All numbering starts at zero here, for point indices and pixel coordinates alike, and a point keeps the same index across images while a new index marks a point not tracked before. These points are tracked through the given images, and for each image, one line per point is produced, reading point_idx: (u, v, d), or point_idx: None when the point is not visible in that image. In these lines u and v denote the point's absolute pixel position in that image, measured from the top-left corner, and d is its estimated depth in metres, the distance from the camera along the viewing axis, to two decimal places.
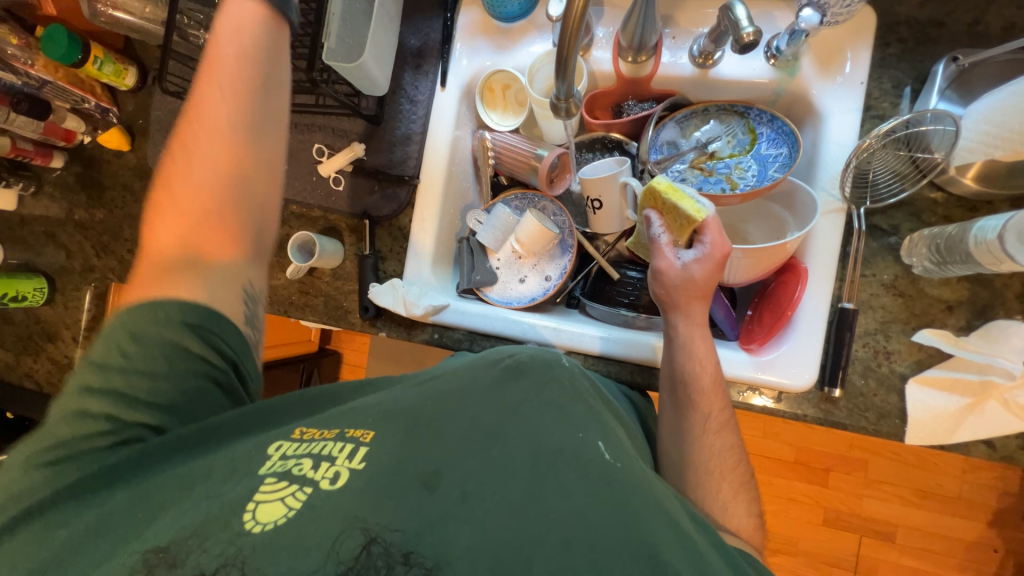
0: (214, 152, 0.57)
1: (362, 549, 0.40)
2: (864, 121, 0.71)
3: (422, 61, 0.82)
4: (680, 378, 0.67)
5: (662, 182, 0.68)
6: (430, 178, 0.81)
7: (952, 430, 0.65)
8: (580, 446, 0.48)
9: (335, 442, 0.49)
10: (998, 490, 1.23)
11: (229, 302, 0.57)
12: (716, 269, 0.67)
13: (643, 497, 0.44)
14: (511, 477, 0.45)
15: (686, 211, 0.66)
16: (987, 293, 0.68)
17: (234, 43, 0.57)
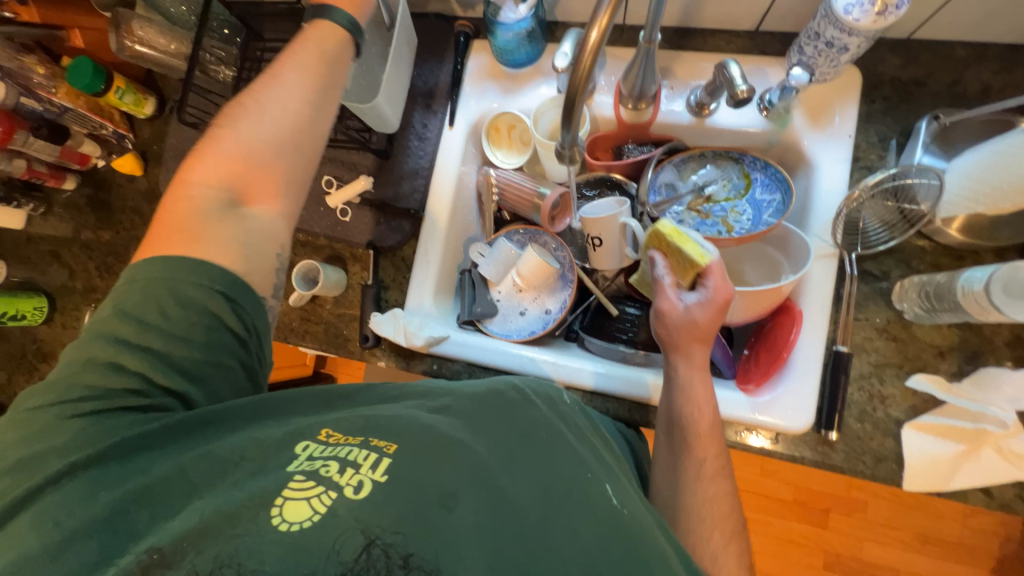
0: (283, 115, 0.58)
1: (362, 551, 0.38)
2: (853, 172, 0.71)
3: (432, 100, 0.85)
4: (678, 424, 0.62)
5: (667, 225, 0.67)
6: (437, 210, 0.83)
7: (949, 477, 0.61)
8: (585, 482, 0.45)
9: (360, 449, 0.44)
10: (999, 536, 1.31)
11: (260, 274, 0.58)
12: (717, 317, 0.63)
13: (655, 547, 0.41)
14: (525, 512, 0.42)
15: (689, 254, 0.64)
16: (978, 340, 0.64)
17: (327, 26, 0.62)
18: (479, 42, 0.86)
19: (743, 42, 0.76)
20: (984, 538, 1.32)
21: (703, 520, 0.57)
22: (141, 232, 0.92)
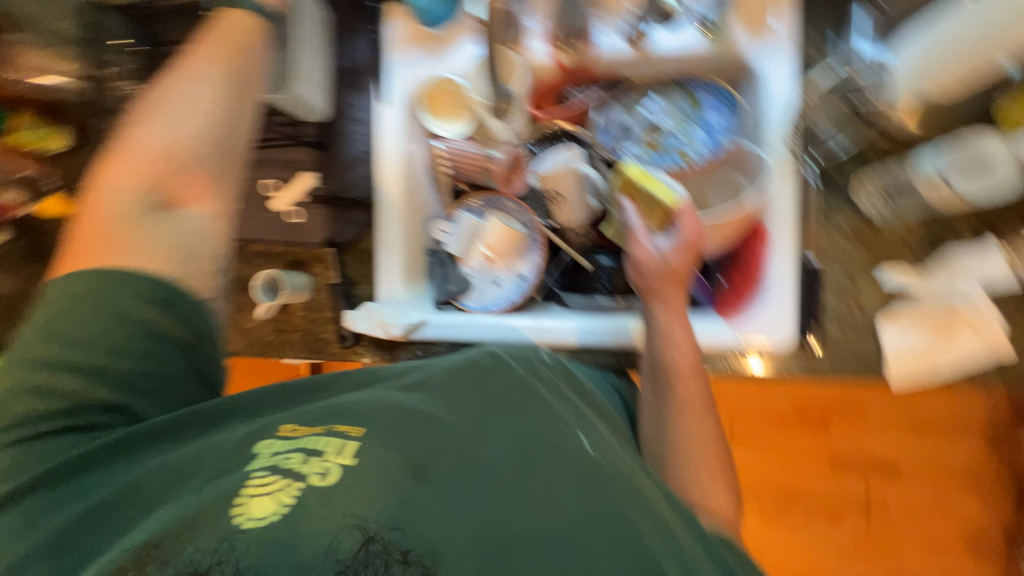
0: (197, 112, 0.57)
1: (361, 548, 0.37)
2: (801, 77, 0.69)
3: (358, 79, 0.81)
4: (661, 370, 0.63)
5: (634, 167, 0.67)
6: (389, 192, 0.80)
7: (926, 362, 0.63)
8: (562, 438, 0.46)
9: (324, 436, 0.45)
10: (986, 407, 1.38)
11: (200, 280, 0.55)
12: (690, 258, 0.64)
13: (627, 488, 0.44)
14: (499, 475, 0.43)
15: (659, 195, 0.64)
16: (937, 225, 0.65)
17: (236, 25, 0.62)
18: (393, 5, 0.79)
19: None
20: (972, 411, 1.39)
21: (693, 450, 0.63)
22: None
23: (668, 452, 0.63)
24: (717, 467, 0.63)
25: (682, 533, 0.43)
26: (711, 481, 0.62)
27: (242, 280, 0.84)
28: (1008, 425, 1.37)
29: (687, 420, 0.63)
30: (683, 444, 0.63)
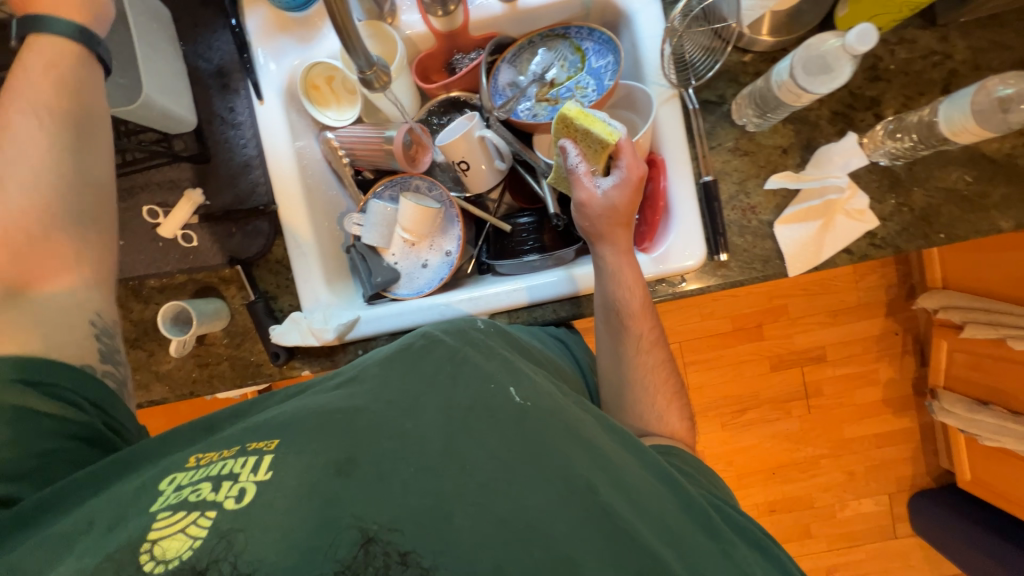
0: (30, 182, 0.53)
1: (361, 549, 0.36)
2: (665, 8, 0.72)
3: (226, 79, 0.74)
4: (622, 312, 0.65)
5: (570, 106, 0.61)
6: (286, 197, 0.75)
7: (819, 252, 0.70)
8: (489, 394, 0.47)
9: (236, 459, 0.42)
10: (885, 286, 1.58)
11: (75, 344, 0.53)
12: (636, 196, 0.63)
13: (555, 425, 0.45)
14: (427, 444, 0.42)
15: (601, 135, 0.60)
16: (809, 128, 0.71)
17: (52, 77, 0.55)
18: None
19: None
20: (875, 292, 1.58)
21: (645, 381, 0.66)
22: None
23: (624, 385, 0.67)
24: (670, 393, 0.67)
25: (611, 453, 0.47)
26: (664, 405, 0.66)
27: (147, 321, 0.77)
28: (902, 298, 1.58)
29: (644, 355, 0.67)
30: (636, 373, 0.67)
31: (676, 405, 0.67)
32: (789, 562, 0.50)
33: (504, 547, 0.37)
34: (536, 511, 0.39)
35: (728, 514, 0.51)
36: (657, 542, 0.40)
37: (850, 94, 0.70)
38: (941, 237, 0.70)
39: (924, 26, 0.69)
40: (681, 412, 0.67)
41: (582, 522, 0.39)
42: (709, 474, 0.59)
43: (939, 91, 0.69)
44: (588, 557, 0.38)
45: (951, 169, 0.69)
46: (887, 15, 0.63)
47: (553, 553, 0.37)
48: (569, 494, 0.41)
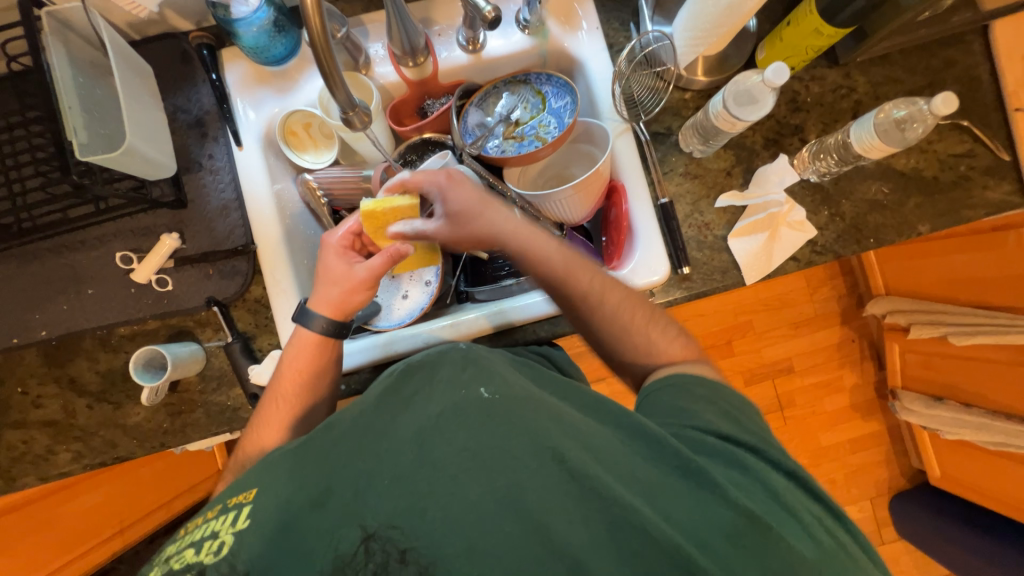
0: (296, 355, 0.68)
1: (361, 544, 0.42)
2: (612, 56, 0.81)
3: (204, 128, 0.77)
4: (560, 280, 0.64)
5: (365, 203, 0.69)
6: (265, 236, 0.76)
7: (770, 261, 0.77)
8: (458, 397, 0.47)
9: (218, 517, 0.48)
10: (837, 297, 1.70)
11: None
12: (473, 189, 0.66)
13: (521, 406, 0.46)
14: (399, 457, 0.45)
15: (404, 202, 0.69)
16: (746, 153, 0.80)
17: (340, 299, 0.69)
18: (227, 51, 0.77)
19: None
20: (829, 302, 1.69)
21: (619, 322, 0.63)
22: None
23: (606, 334, 0.64)
24: None
25: (580, 421, 0.48)
26: (646, 332, 0.63)
27: (116, 371, 0.75)
28: (853, 307, 1.70)
29: (602, 305, 0.63)
30: (605, 318, 0.63)
31: (665, 327, 0.64)
32: (779, 480, 0.48)
33: (479, 529, 0.41)
34: (506, 489, 0.42)
35: (715, 445, 0.50)
36: (629, 494, 0.42)
37: (778, 123, 0.80)
38: (871, 242, 0.79)
39: (830, 65, 0.81)
40: (666, 333, 0.63)
41: (558, 491, 0.42)
42: (724, 392, 0.56)
43: (850, 117, 0.80)
44: (558, 522, 0.41)
45: (870, 182, 0.79)
46: (798, 56, 0.74)
47: (527, 524, 0.41)
48: (539, 467, 0.43)
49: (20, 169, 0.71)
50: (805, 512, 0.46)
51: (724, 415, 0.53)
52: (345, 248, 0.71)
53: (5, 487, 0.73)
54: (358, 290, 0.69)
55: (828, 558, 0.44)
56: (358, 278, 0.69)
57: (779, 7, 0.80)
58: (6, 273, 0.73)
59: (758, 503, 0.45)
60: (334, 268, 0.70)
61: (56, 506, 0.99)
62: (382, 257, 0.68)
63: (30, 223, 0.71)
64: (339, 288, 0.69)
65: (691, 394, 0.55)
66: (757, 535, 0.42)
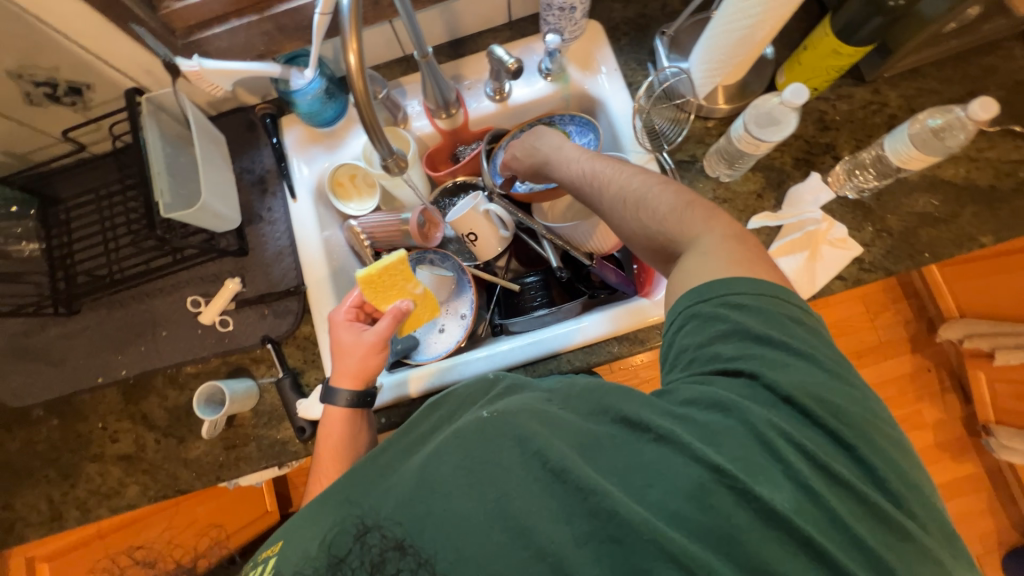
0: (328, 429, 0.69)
1: (359, 540, 0.42)
2: (632, 93, 0.85)
3: (265, 185, 0.86)
4: (580, 181, 0.63)
5: (361, 273, 0.70)
6: (314, 279, 0.83)
7: (812, 281, 0.74)
8: (462, 422, 0.44)
9: (253, 568, 0.47)
10: (902, 322, 1.56)
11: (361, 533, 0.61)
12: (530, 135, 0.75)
13: (513, 413, 0.43)
14: (403, 485, 0.42)
15: (395, 260, 0.71)
16: (776, 173, 0.79)
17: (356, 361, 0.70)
18: (286, 118, 0.89)
19: (504, 33, 0.89)
20: (894, 328, 1.56)
21: (627, 198, 0.56)
22: (24, 447, 0.82)
23: (621, 223, 0.57)
24: None
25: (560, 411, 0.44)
26: (653, 203, 0.54)
27: (182, 407, 0.81)
28: (923, 333, 1.56)
29: (614, 185, 0.59)
30: (619, 203, 0.57)
31: (677, 192, 0.55)
32: (790, 427, 0.40)
33: (469, 541, 0.38)
34: (495, 500, 0.39)
35: (710, 392, 0.42)
36: (596, 476, 0.39)
37: (807, 142, 0.80)
38: (926, 256, 0.74)
39: (856, 83, 0.81)
40: (689, 211, 0.52)
41: (540, 496, 0.39)
42: (753, 321, 0.44)
43: (885, 131, 0.79)
44: (541, 524, 0.38)
45: (917, 195, 0.76)
46: (820, 77, 0.74)
47: (509, 529, 0.38)
48: (522, 471, 0.40)
49: (115, 229, 0.84)
50: (808, 458, 0.39)
51: (744, 338, 0.44)
52: (350, 319, 0.73)
53: (82, 518, 0.79)
54: (373, 354, 0.70)
55: (828, 516, 0.37)
56: (371, 343, 0.70)
57: (797, 33, 0.82)
58: (98, 319, 0.83)
59: (730, 451, 0.38)
60: (345, 341, 0.71)
61: (123, 541, 1.07)
62: (389, 318, 0.71)
63: (120, 275, 0.82)
64: (356, 356, 0.70)
65: (698, 328, 0.46)
66: (730, 494, 0.37)
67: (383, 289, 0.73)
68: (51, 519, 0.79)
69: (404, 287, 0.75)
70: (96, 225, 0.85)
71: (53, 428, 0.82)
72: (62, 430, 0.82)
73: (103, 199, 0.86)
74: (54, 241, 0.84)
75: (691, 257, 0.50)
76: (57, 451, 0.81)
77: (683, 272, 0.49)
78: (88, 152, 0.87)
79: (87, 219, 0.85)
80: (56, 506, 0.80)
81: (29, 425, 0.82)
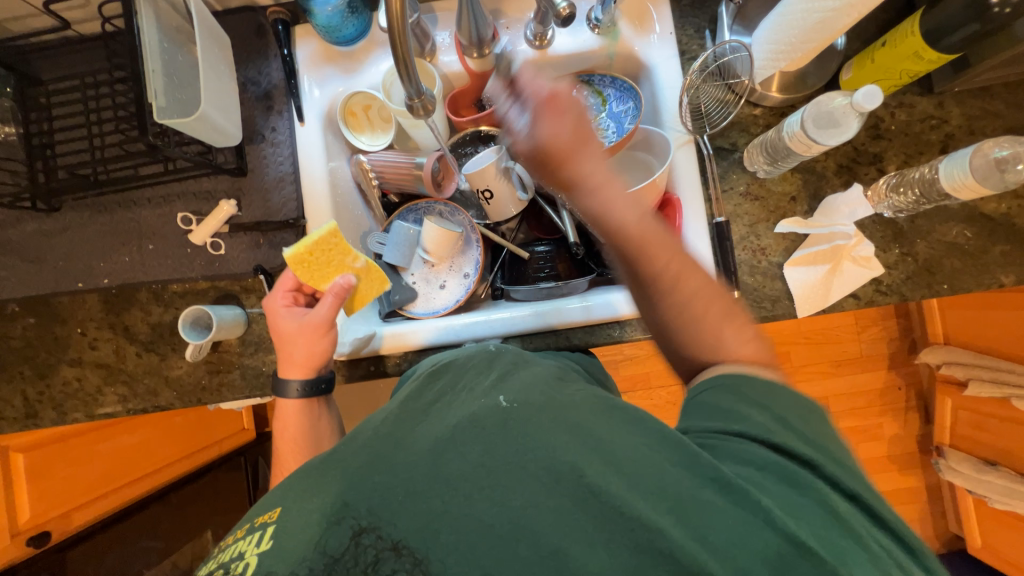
0: (284, 413, 0.73)
1: (354, 540, 0.42)
2: (683, 64, 0.78)
3: (271, 101, 0.79)
4: (612, 229, 0.55)
5: (289, 251, 0.68)
6: (317, 212, 0.78)
7: (827, 295, 0.72)
8: (478, 407, 0.48)
9: (246, 537, 0.46)
10: (886, 339, 1.59)
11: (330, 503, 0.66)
12: (569, 114, 0.55)
13: (546, 424, 0.45)
14: (415, 470, 0.45)
15: (324, 235, 0.69)
16: (815, 178, 0.75)
17: (302, 351, 0.70)
18: (300, 28, 0.79)
19: None
20: (877, 344, 1.59)
21: (686, 308, 0.53)
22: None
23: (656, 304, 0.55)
24: None
25: (601, 429, 0.45)
26: (705, 320, 0.52)
27: (165, 325, 0.78)
28: (904, 352, 1.59)
29: (665, 286, 0.54)
30: (665, 293, 0.54)
31: (734, 323, 0.52)
32: (848, 504, 0.40)
33: (492, 551, 0.40)
34: (520, 510, 0.41)
35: (784, 465, 0.42)
36: (653, 514, 0.39)
37: (855, 149, 0.75)
38: (944, 288, 0.73)
39: (922, 92, 0.75)
40: (741, 333, 0.52)
41: (568, 510, 0.41)
42: (786, 395, 0.46)
43: (937, 151, 0.74)
44: (575, 544, 0.40)
45: (951, 225, 0.73)
46: (889, 79, 0.69)
47: (539, 546, 0.40)
48: (553, 482, 0.42)
49: (101, 125, 0.77)
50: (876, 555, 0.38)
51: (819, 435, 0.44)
52: (288, 305, 0.72)
53: (57, 419, 0.79)
54: (314, 340, 0.70)
55: None
56: (311, 328, 0.69)
57: (873, 25, 0.74)
58: (79, 220, 0.77)
59: (804, 526, 0.38)
60: (283, 327, 0.70)
61: (96, 443, 1.04)
62: (328, 299, 0.69)
63: (105, 176, 0.77)
64: (298, 345, 0.70)
65: (731, 393, 0.47)
66: (807, 564, 0.36)
67: (318, 267, 0.71)
68: (26, 416, 0.78)
69: (343, 261, 0.71)
70: (79, 116, 0.77)
71: (30, 326, 0.79)
72: (39, 330, 0.79)
73: (89, 88, 0.78)
74: (33, 126, 0.77)
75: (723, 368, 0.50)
76: (33, 349, 0.79)
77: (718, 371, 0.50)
78: (72, 30, 0.78)
79: (70, 107, 0.78)
80: (31, 405, 0.79)
81: (5, 320, 0.79)
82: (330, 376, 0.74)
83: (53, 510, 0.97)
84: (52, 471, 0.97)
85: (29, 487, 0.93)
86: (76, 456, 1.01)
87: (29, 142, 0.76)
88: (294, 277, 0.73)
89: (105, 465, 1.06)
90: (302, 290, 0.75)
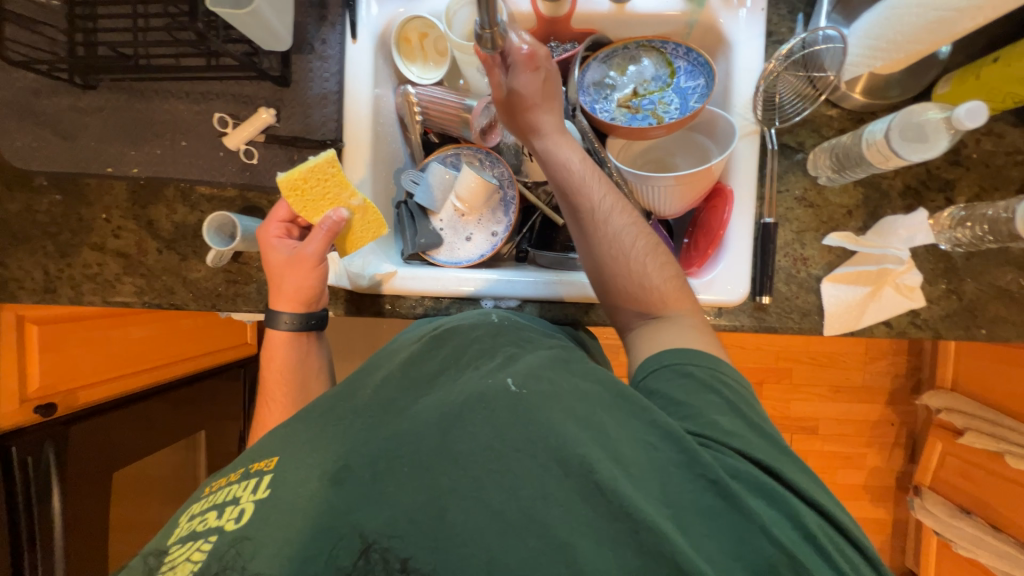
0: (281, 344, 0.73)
1: (362, 556, 0.42)
2: (768, 46, 0.73)
3: (325, 11, 0.75)
4: (574, 188, 0.63)
5: (284, 176, 0.66)
6: (355, 139, 0.76)
7: (858, 318, 0.70)
8: (485, 390, 0.49)
9: (240, 482, 0.51)
10: (892, 374, 1.57)
11: None
12: (543, 75, 0.62)
13: (551, 411, 0.47)
14: (421, 442, 0.46)
15: (318, 162, 0.67)
16: (877, 195, 0.71)
17: (292, 284, 0.69)
18: None
19: None
20: (879, 377, 1.57)
21: (620, 243, 0.62)
22: (23, 208, 0.79)
23: (604, 260, 0.62)
24: None
25: (610, 426, 0.47)
26: (645, 262, 0.62)
27: (188, 227, 0.78)
28: (905, 390, 1.57)
29: (608, 227, 0.62)
30: (615, 246, 0.62)
31: (667, 264, 0.63)
32: (808, 513, 0.46)
33: (501, 537, 0.41)
34: (531, 501, 0.42)
35: (760, 477, 0.47)
36: (658, 517, 0.42)
37: (927, 173, 0.71)
38: (981, 332, 0.70)
39: (1016, 122, 0.69)
40: (665, 269, 0.62)
41: (579, 504, 0.43)
42: (738, 381, 0.55)
43: (1014, 189, 0.70)
44: (583, 541, 0.42)
45: (1006, 269, 0.69)
46: (989, 101, 0.63)
47: (548, 538, 0.41)
48: (564, 476, 0.44)
49: (148, 6, 0.73)
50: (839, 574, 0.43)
51: (775, 446, 0.50)
52: (280, 236, 0.71)
53: (74, 300, 0.79)
54: (302, 273, 0.69)
55: None
56: (299, 261, 0.68)
57: (980, 39, 0.68)
58: (116, 103, 0.75)
59: (784, 532, 0.44)
60: (274, 258, 0.69)
61: (109, 329, 1.06)
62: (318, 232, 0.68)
63: (145, 61, 0.74)
64: (286, 277, 0.69)
65: (689, 382, 0.54)
66: (789, 570, 0.42)
67: (313, 197, 0.69)
68: (44, 291, 0.79)
69: (338, 195, 0.69)
70: None
71: (56, 203, 0.79)
72: (65, 209, 0.79)
73: None
74: None
75: (669, 327, 0.60)
76: (57, 227, 0.79)
77: (678, 337, 0.59)
78: None
79: None
80: (50, 280, 0.79)
81: (32, 192, 0.79)
82: (322, 314, 0.74)
83: (60, 384, 0.98)
84: (63, 347, 0.98)
85: (39, 359, 0.94)
86: (86, 339, 1.02)
87: (71, 10, 0.73)
88: (288, 208, 0.71)
89: (114, 351, 1.08)
90: (296, 223, 0.73)
